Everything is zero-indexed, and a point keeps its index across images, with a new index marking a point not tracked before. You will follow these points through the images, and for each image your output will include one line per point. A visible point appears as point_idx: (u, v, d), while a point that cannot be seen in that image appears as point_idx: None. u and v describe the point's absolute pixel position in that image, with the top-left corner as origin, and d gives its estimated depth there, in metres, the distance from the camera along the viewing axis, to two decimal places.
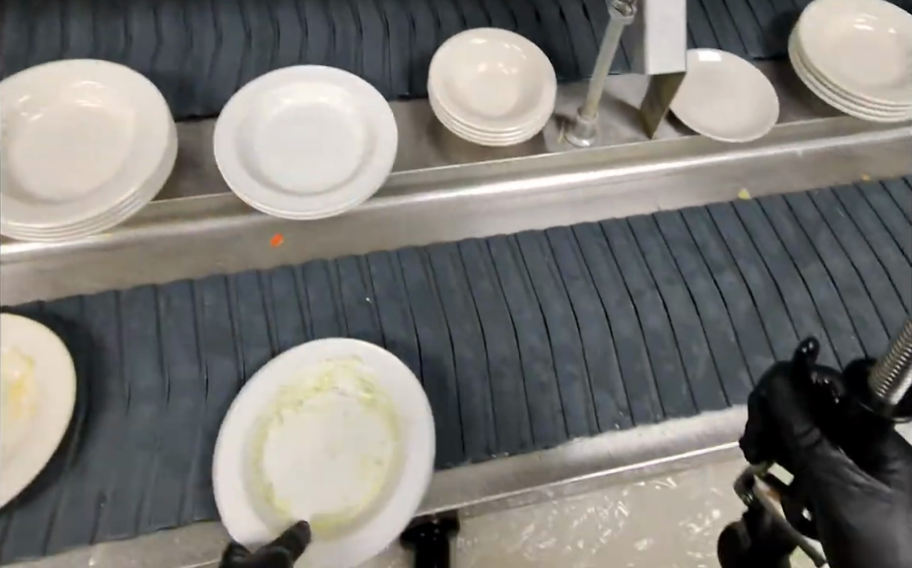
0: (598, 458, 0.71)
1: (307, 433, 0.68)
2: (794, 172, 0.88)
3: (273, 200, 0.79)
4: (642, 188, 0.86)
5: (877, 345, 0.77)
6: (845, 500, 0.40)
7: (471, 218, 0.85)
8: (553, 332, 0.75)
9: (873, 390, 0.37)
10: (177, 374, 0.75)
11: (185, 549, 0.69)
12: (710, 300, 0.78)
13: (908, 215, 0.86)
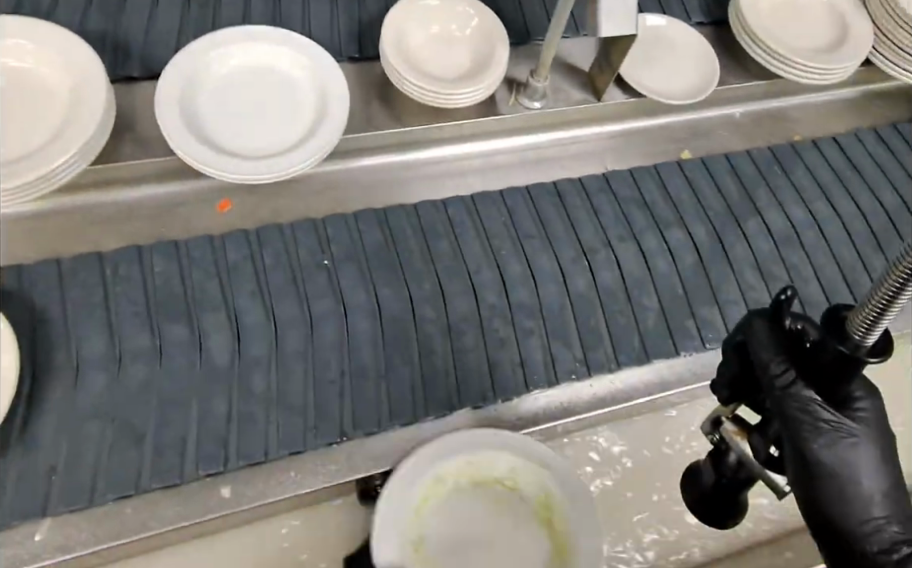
0: (554, 408, 0.74)
1: (465, 519, 0.66)
2: (731, 133, 0.94)
3: (224, 165, 0.78)
4: (589, 149, 0.90)
5: (811, 293, 0.81)
6: (816, 432, 0.49)
7: (420, 179, 0.87)
8: (511, 288, 0.78)
9: (848, 335, 0.44)
10: (128, 343, 0.73)
11: (137, 516, 0.67)
12: (660, 257, 0.82)
13: (838, 171, 0.92)
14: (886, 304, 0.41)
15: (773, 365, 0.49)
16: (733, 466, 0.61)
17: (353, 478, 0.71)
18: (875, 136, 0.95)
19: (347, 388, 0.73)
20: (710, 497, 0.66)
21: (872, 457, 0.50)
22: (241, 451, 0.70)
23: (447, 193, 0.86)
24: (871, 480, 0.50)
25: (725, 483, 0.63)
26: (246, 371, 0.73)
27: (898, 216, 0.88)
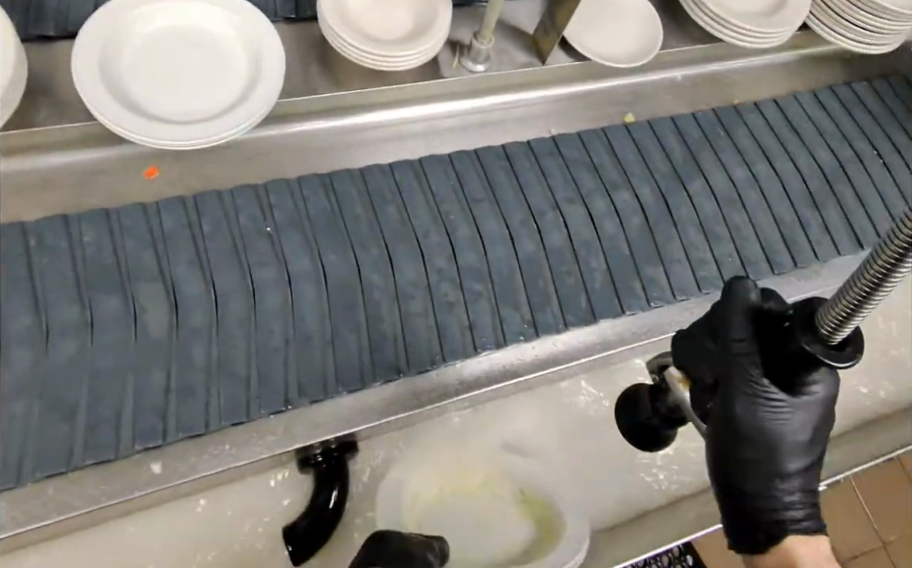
0: (496, 370, 0.75)
1: (463, 514, 0.72)
2: (669, 98, 0.96)
3: (148, 131, 0.75)
4: (533, 113, 0.91)
5: (751, 252, 0.84)
6: (750, 399, 0.54)
7: (360, 142, 0.86)
8: (460, 253, 0.78)
9: (819, 327, 0.45)
10: (56, 316, 0.70)
11: (60, 498, 0.64)
12: (607, 219, 0.83)
13: (782, 136, 0.94)
14: (849, 312, 0.41)
15: (733, 329, 0.54)
16: (671, 404, 0.66)
17: (293, 448, 0.69)
18: (813, 98, 0.98)
19: (293, 356, 0.72)
20: (644, 429, 0.71)
21: (795, 441, 0.55)
22: (181, 424, 0.67)
23: (387, 157, 0.85)
24: (785, 460, 0.55)
25: (657, 422, 0.69)
26: (184, 341, 0.71)
27: (835, 175, 0.91)
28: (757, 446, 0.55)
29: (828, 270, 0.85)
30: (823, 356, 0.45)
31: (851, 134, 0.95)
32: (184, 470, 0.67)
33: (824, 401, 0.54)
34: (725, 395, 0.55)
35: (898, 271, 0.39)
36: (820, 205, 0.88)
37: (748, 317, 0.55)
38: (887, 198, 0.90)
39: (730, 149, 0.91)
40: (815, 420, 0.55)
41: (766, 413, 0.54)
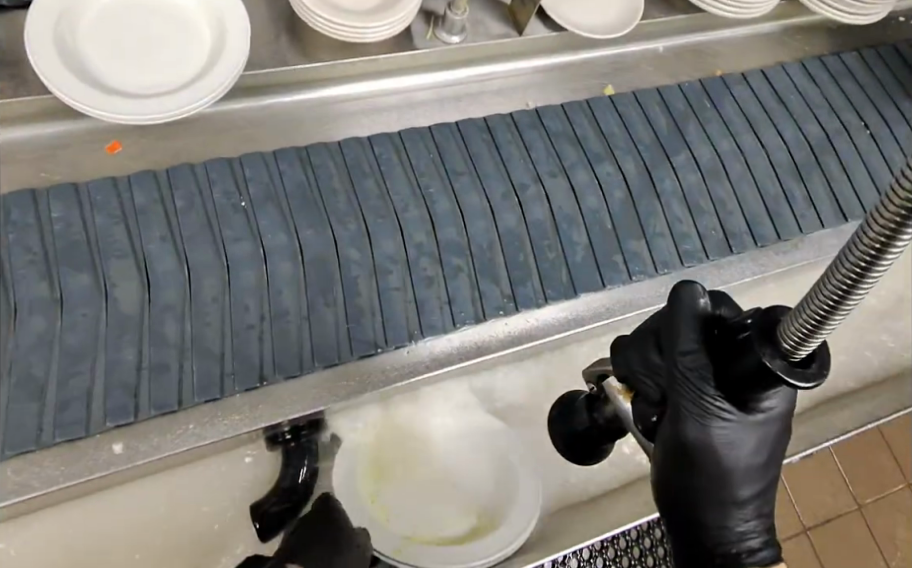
0: (466, 347, 0.74)
1: (420, 480, 0.75)
2: (652, 69, 0.96)
3: (105, 104, 0.73)
4: (510, 85, 0.91)
5: (734, 224, 0.83)
6: (698, 417, 0.51)
7: (332, 115, 0.85)
8: (440, 228, 0.77)
9: (779, 341, 0.43)
10: (25, 293, 0.68)
11: (19, 480, 0.63)
12: (589, 191, 0.82)
13: (768, 107, 0.92)
14: (817, 322, 0.39)
15: (681, 343, 0.52)
16: (607, 415, 0.60)
17: (258, 427, 0.68)
18: (803, 70, 0.97)
19: (268, 331, 0.70)
20: (582, 439, 0.64)
21: (746, 464, 0.54)
22: (154, 400, 0.66)
23: (361, 131, 0.84)
24: (737, 483, 0.54)
25: (596, 432, 0.62)
26: (157, 317, 0.69)
27: (820, 146, 0.90)
28: (711, 467, 0.53)
29: (808, 245, 0.84)
30: (784, 374, 0.43)
31: (838, 106, 0.94)
32: (153, 450, 0.66)
33: (775, 418, 0.53)
34: (675, 413, 0.52)
35: (870, 279, 0.37)
36: (806, 176, 0.87)
37: (696, 327, 0.53)
38: (873, 169, 0.89)
39: (717, 122, 0.90)
40: (767, 440, 0.54)
41: (717, 434, 0.52)
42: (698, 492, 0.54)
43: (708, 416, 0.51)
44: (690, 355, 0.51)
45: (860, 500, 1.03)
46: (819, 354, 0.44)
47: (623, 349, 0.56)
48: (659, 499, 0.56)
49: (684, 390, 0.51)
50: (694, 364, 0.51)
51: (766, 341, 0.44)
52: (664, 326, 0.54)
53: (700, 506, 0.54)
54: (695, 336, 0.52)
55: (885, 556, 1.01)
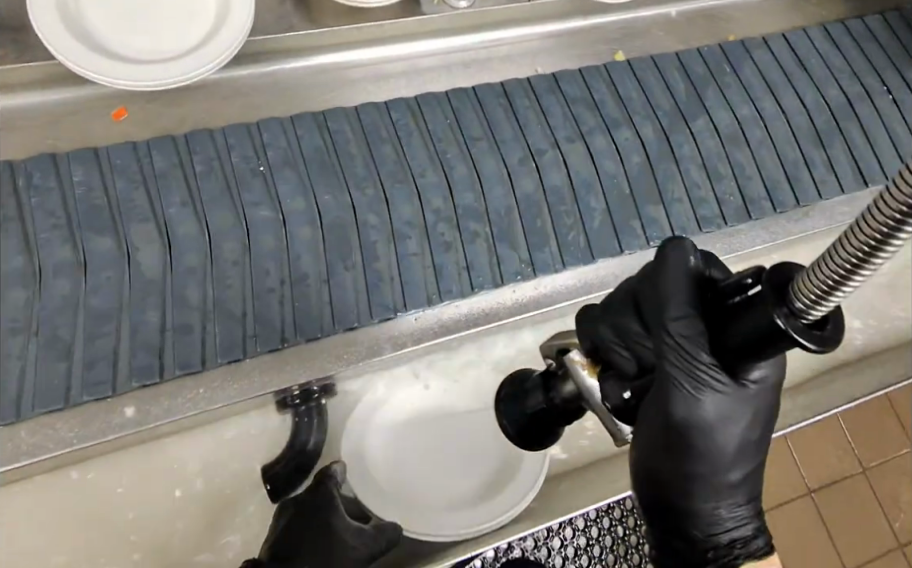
0: (475, 313, 0.75)
1: (426, 444, 0.79)
2: (666, 33, 0.96)
3: (112, 70, 0.73)
4: (521, 51, 0.91)
5: (752, 190, 0.83)
6: (687, 392, 0.50)
7: (339, 81, 0.86)
8: (457, 194, 0.77)
9: (791, 299, 0.41)
10: (49, 257, 0.69)
11: (32, 442, 0.66)
12: (607, 156, 0.82)
13: (788, 70, 0.91)
14: (839, 278, 0.37)
15: (671, 309, 0.50)
16: (569, 396, 0.57)
17: (272, 389, 0.70)
18: (824, 33, 0.95)
19: (288, 295, 0.71)
20: (537, 422, 0.59)
21: (738, 441, 0.53)
22: (178, 360, 0.68)
23: (367, 98, 0.85)
24: (726, 460, 0.54)
25: (548, 415, 0.58)
26: (179, 280, 0.70)
27: (842, 111, 0.89)
28: (700, 445, 0.53)
29: (819, 211, 0.85)
30: (798, 335, 0.41)
31: (861, 70, 0.93)
32: (162, 412, 0.68)
33: (764, 394, 0.52)
34: (662, 388, 0.51)
35: (885, 248, 0.36)
36: (826, 141, 0.87)
37: (687, 289, 0.51)
38: (894, 135, 0.89)
39: (736, 88, 0.89)
40: (761, 415, 0.53)
41: (709, 409, 0.51)
42: (687, 471, 0.54)
43: (700, 389, 0.50)
44: (681, 322, 0.50)
45: (866, 464, 1.04)
46: (833, 316, 0.42)
47: (589, 317, 0.55)
48: (644, 477, 0.56)
49: (674, 360, 0.50)
50: (686, 333, 0.49)
51: (780, 299, 0.42)
52: (651, 292, 0.52)
53: (688, 485, 0.54)
54: (686, 300, 0.50)
55: (888, 518, 1.04)
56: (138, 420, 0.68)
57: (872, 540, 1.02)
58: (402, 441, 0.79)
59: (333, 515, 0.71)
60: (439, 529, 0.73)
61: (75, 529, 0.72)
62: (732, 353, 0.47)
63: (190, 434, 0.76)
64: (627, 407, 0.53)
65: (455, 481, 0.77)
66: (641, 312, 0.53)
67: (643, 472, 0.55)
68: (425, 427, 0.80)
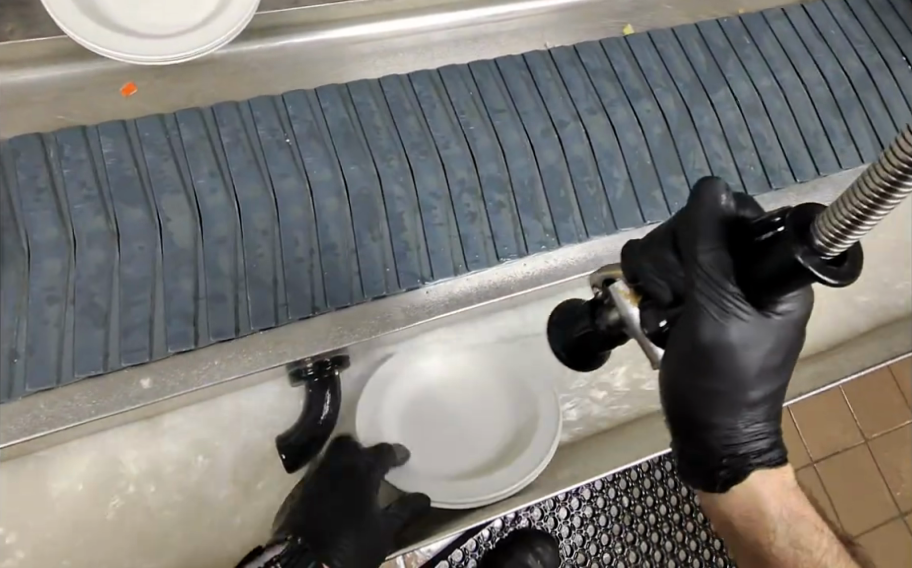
0: (486, 287, 0.76)
1: (446, 408, 0.81)
2: (674, 6, 0.97)
3: (121, 45, 0.74)
4: (529, 25, 0.93)
5: (773, 160, 0.84)
6: (715, 317, 0.52)
7: (349, 56, 0.87)
8: (482, 165, 0.78)
9: (813, 238, 0.43)
10: (83, 228, 0.71)
11: (51, 413, 0.68)
12: (629, 128, 0.83)
13: (807, 41, 0.92)
14: (857, 218, 0.40)
15: (702, 243, 0.52)
16: (611, 322, 0.59)
17: (288, 360, 0.72)
18: (843, 3, 0.95)
19: (318, 264, 0.73)
20: (584, 344, 0.64)
21: (762, 365, 0.55)
22: (212, 328, 0.70)
23: (376, 71, 0.87)
24: (751, 384, 0.55)
25: (593, 335, 0.62)
26: (210, 250, 0.72)
27: (861, 82, 0.90)
28: (727, 368, 0.54)
29: (829, 182, 0.85)
30: (817, 270, 0.43)
31: (879, 40, 0.93)
32: (190, 379, 0.70)
33: (791, 325, 0.53)
34: (691, 315, 0.53)
35: (902, 186, 0.38)
36: (845, 112, 0.88)
37: (716, 225, 0.53)
38: None
39: (756, 59, 0.90)
40: (787, 343, 0.54)
41: (735, 335, 0.53)
42: (709, 392, 0.55)
43: (726, 315, 0.52)
44: (710, 255, 0.52)
45: (867, 434, 1.07)
46: (851, 252, 0.44)
47: (632, 252, 0.56)
48: (668, 399, 0.57)
49: (703, 289, 0.52)
50: (714, 263, 0.52)
51: (800, 238, 0.44)
52: (684, 227, 0.54)
53: (712, 406, 0.56)
54: (717, 236, 0.52)
55: (889, 486, 1.06)
56: (155, 391, 0.69)
57: (872, 505, 1.05)
58: (426, 410, 0.81)
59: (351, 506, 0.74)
60: (469, 494, 0.76)
61: (109, 492, 0.75)
62: (760, 283, 0.49)
63: (215, 401, 0.78)
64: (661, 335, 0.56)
65: (478, 446, 0.80)
66: (676, 245, 0.54)
67: (667, 395, 0.57)
68: (448, 391, 0.82)
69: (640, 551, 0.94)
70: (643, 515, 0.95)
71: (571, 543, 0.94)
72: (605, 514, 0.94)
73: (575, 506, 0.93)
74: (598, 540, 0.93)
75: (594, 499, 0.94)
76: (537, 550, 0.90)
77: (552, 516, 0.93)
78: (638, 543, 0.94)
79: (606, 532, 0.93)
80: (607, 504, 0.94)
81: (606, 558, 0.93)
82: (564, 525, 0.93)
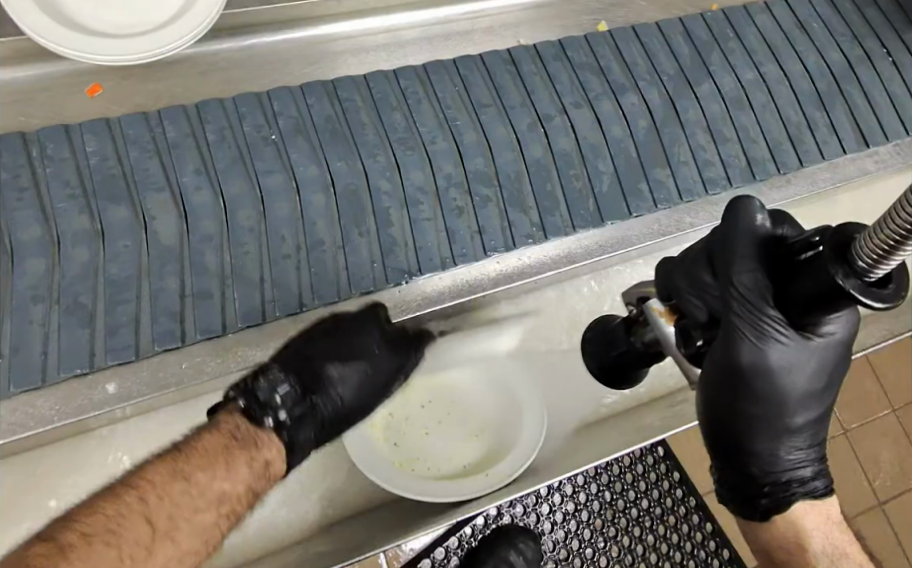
0: (455, 287, 0.77)
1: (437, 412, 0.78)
2: (649, 3, 0.97)
3: (75, 45, 0.73)
4: (505, 22, 0.93)
5: (757, 153, 0.85)
6: (754, 339, 0.55)
7: (324, 54, 0.88)
8: (468, 159, 0.78)
9: (852, 261, 0.45)
10: (66, 227, 0.71)
11: (13, 420, 0.67)
12: (615, 122, 0.83)
13: (788, 34, 0.92)
14: (892, 244, 0.41)
15: (739, 264, 0.55)
16: (645, 340, 0.64)
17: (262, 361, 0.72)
18: None
19: (304, 261, 0.73)
20: (620, 364, 0.70)
21: (803, 388, 0.57)
22: (199, 326, 0.70)
23: (346, 70, 0.87)
24: (792, 406, 0.58)
25: (629, 355, 0.68)
26: (196, 248, 0.72)
27: (843, 75, 0.90)
28: (768, 389, 0.57)
29: (802, 177, 0.86)
30: (859, 294, 0.45)
31: (860, 32, 0.94)
32: (184, 377, 0.71)
33: (831, 348, 0.56)
34: (730, 336, 0.56)
35: None
36: (828, 104, 0.89)
37: (755, 244, 0.56)
38: (895, 97, 0.90)
39: (740, 52, 0.90)
40: (826, 365, 0.57)
41: (774, 355, 0.55)
42: (750, 415, 0.58)
43: (763, 336, 0.55)
44: (747, 275, 0.55)
45: (846, 425, 1.12)
46: (895, 276, 0.46)
47: (670, 270, 0.60)
48: (707, 418, 0.59)
49: (740, 311, 0.55)
50: (752, 284, 0.55)
51: (838, 258, 0.46)
52: (722, 250, 0.57)
53: (752, 428, 0.58)
54: (753, 257, 0.55)
55: (869, 477, 1.10)
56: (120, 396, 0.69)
57: (857, 494, 1.09)
58: (407, 413, 0.77)
59: (373, 364, 0.72)
60: (433, 491, 0.71)
61: None
62: (797, 304, 0.52)
63: None
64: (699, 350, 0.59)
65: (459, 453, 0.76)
66: (712, 265, 0.58)
67: (706, 413, 0.59)
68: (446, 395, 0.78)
69: (622, 544, 0.95)
70: (625, 510, 0.96)
71: (554, 538, 0.95)
72: (587, 509, 0.95)
73: (558, 501, 0.95)
74: (582, 534, 0.94)
75: (576, 495, 0.95)
76: (519, 547, 0.91)
77: (535, 511, 0.94)
78: (620, 538, 0.95)
79: (588, 526, 0.94)
80: (589, 499, 0.95)
81: (589, 553, 0.94)
82: (546, 521, 0.95)
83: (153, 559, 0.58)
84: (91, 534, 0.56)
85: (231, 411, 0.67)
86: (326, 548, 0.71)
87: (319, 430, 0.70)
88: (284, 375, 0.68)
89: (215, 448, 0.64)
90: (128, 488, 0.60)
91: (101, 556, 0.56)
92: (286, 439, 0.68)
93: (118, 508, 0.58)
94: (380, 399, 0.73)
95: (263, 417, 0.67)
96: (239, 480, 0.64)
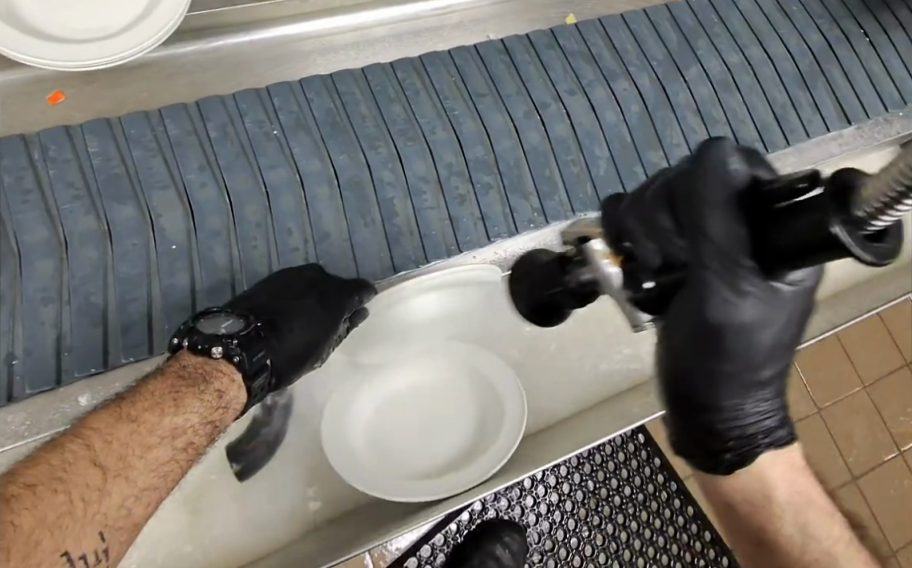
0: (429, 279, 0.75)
1: (412, 416, 0.75)
2: None
3: (27, 49, 0.73)
4: (475, 16, 0.95)
5: (745, 133, 0.88)
6: (721, 290, 0.47)
7: (295, 54, 0.89)
8: (467, 147, 0.80)
9: (853, 206, 0.39)
10: (72, 227, 0.71)
11: None
12: (608, 107, 0.85)
13: (769, 17, 0.96)
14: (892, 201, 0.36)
15: (708, 211, 0.46)
16: (581, 278, 0.58)
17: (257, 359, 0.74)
18: None
19: (311, 254, 0.75)
20: (544, 303, 0.67)
21: (776, 343, 0.49)
22: None
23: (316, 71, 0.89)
24: (761, 363, 0.49)
25: (561, 294, 0.63)
26: (205, 243, 0.73)
27: (823, 55, 0.94)
28: (737, 346, 0.48)
29: None
30: (854, 246, 0.40)
31: (838, 14, 0.97)
32: None
33: (804, 298, 0.48)
34: (695, 287, 0.47)
35: None
36: (810, 84, 0.92)
37: (727, 188, 0.46)
38: (872, 75, 0.94)
39: (725, 36, 0.93)
40: (796, 317, 0.48)
41: (745, 309, 0.47)
42: (716, 373, 0.49)
43: (737, 288, 0.46)
44: (721, 225, 0.46)
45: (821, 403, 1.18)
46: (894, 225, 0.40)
47: (621, 209, 0.51)
48: (663, 374, 0.51)
49: (711, 260, 0.46)
50: (726, 232, 0.46)
51: (839, 208, 0.40)
52: (687, 193, 0.47)
53: (718, 389, 0.50)
54: (724, 203, 0.46)
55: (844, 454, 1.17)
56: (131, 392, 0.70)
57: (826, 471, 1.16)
58: (387, 420, 0.74)
59: (320, 301, 0.69)
60: (398, 493, 0.68)
61: None
62: (781, 253, 0.44)
63: None
64: (652, 298, 0.50)
65: (427, 453, 0.73)
66: (673, 207, 0.48)
67: (663, 369, 0.51)
68: (421, 401, 0.75)
69: (606, 533, 1.04)
70: (608, 497, 1.05)
71: (538, 530, 1.03)
72: (570, 499, 1.04)
73: (541, 493, 1.03)
74: (566, 525, 1.03)
75: (560, 485, 1.04)
76: (505, 540, 0.97)
77: (519, 504, 1.02)
78: (603, 526, 1.04)
79: (572, 516, 1.03)
80: (572, 489, 1.04)
81: (573, 542, 1.03)
82: (531, 513, 1.03)
83: (108, 500, 0.55)
84: (36, 483, 0.53)
85: (179, 356, 0.64)
86: (315, 548, 0.70)
87: (277, 354, 0.67)
88: (226, 313, 0.66)
89: (162, 391, 0.61)
90: (73, 436, 0.56)
91: (49, 502, 0.52)
92: (240, 363, 0.64)
93: (58, 454, 0.55)
94: (328, 336, 0.70)
95: (210, 348, 0.63)
96: (191, 414, 0.61)
